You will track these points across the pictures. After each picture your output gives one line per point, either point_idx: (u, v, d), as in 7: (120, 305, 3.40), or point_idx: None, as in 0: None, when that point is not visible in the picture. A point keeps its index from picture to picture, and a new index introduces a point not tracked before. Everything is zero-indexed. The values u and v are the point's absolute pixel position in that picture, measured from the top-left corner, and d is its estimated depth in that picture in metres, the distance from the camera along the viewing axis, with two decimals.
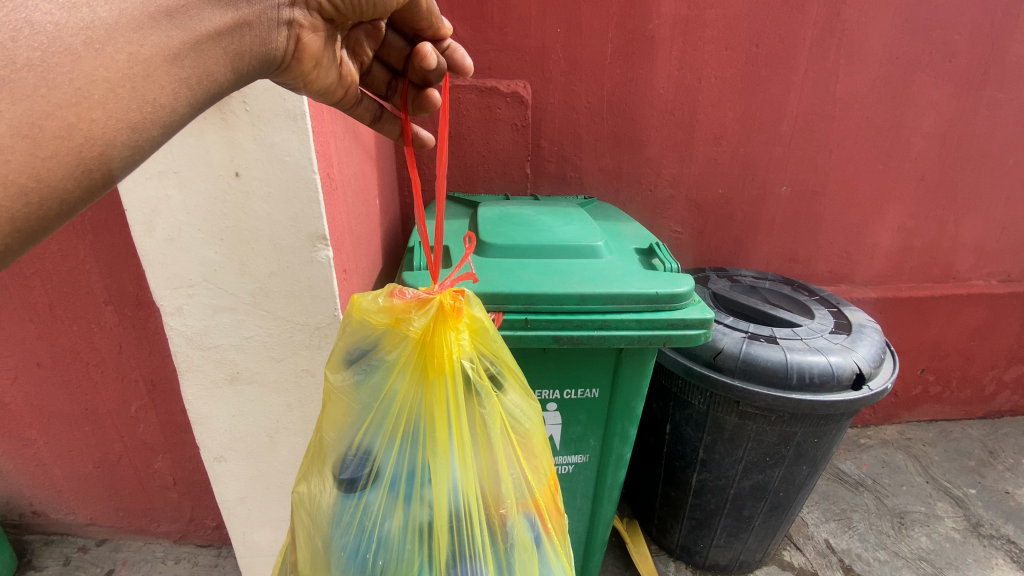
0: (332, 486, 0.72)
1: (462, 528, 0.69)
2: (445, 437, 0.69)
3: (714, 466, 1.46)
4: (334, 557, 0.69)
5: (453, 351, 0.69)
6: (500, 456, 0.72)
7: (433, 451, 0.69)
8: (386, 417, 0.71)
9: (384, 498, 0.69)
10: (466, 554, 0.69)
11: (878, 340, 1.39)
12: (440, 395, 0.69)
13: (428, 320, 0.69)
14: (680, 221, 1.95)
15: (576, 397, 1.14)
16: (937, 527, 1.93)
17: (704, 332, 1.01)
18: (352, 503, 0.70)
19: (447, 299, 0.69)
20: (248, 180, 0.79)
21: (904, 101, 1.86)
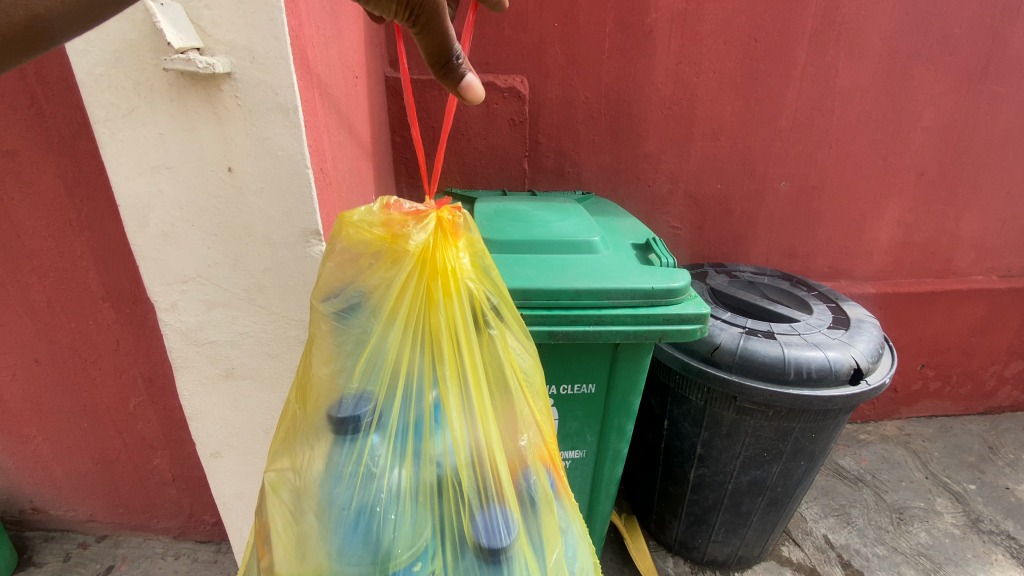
0: (333, 433, 0.70)
1: (480, 462, 0.69)
2: (453, 362, 0.72)
3: (712, 462, 1.46)
4: (343, 511, 0.66)
5: (454, 266, 0.74)
6: (509, 384, 0.76)
7: (444, 377, 0.71)
8: (389, 349, 0.72)
9: (397, 432, 0.69)
10: (487, 488, 0.69)
11: (877, 335, 1.39)
12: (448, 316, 0.72)
13: (427, 236, 0.74)
14: (678, 217, 1.94)
15: (573, 393, 1.14)
16: (937, 522, 1.92)
17: (700, 327, 1.01)
18: (359, 446, 0.69)
19: (446, 214, 0.75)
20: (241, 175, 0.79)
21: (904, 95, 1.85)
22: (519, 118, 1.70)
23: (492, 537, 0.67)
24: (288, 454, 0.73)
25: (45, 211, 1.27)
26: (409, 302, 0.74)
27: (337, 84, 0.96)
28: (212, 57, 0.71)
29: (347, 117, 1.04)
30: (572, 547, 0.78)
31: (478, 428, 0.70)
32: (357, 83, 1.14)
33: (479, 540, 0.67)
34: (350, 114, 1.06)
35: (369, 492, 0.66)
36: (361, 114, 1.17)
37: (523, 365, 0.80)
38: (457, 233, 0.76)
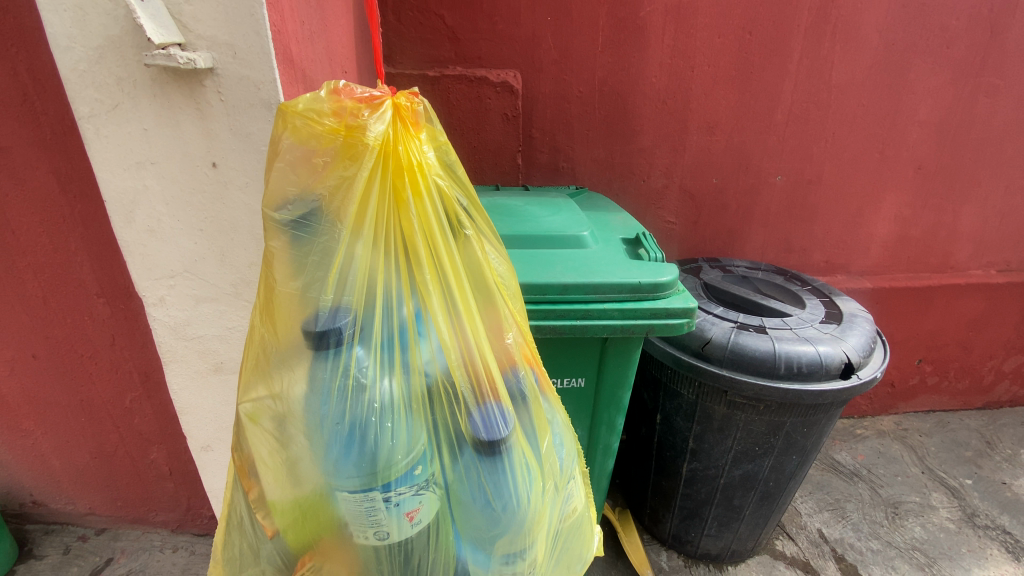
0: (313, 346, 0.70)
1: (469, 360, 0.74)
2: (431, 262, 0.74)
3: (704, 456, 1.46)
4: (339, 418, 0.70)
5: (418, 156, 0.74)
6: (485, 279, 0.79)
7: (424, 280, 0.73)
8: (365, 256, 0.72)
9: (383, 336, 0.72)
10: (477, 383, 0.74)
11: (869, 329, 1.38)
12: (420, 214, 0.74)
13: (387, 126, 0.71)
14: (674, 212, 1.94)
15: (563, 387, 1.14)
16: (932, 517, 1.93)
17: (687, 321, 1.01)
18: (343, 355, 0.70)
19: (402, 100, 0.72)
20: (226, 171, 0.79)
21: (901, 88, 1.84)
22: (512, 112, 1.70)
23: (490, 430, 0.73)
24: (268, 382, 0.73)
25: (38, 207, 1.28)
26: (379, 210, 0.73)
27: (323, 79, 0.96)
28: (194, 52, 0.72)
29: None
30: (561, 435, 0.87)
31: (461, 329, 0.74)
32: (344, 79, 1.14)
33: (476, 436, 0.73)
34: None
35: (364, 403, 0.69)
36: None
37: (498, 261, 0.84)
38: (413, 121, 0.74)
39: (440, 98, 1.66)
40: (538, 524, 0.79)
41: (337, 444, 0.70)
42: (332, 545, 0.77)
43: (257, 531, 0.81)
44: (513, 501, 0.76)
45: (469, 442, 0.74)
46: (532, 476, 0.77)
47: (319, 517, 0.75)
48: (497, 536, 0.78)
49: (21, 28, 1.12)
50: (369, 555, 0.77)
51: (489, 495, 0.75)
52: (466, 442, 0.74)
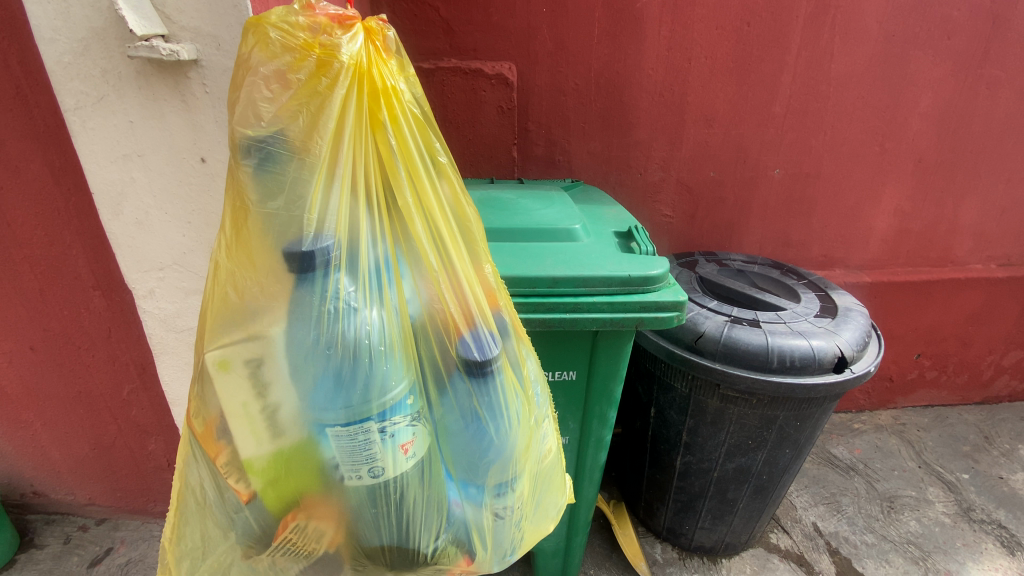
0: (293, 279, 0.67)
1: (458, 286, 0.76)
2: (416, 191, 0.74)
3: (697, 449, 1.47)
4: (327, 350, 0.67)
5: (393, 85, 0.72)
6: (465, 211, 0.80)
7: (411, 208, 0.74)
8: (348, 184, 0.70)
9: (371, 267, 0.71)
10: (467, 309, 0.76)
11: (864, 323, 1.38)
12: (400, 143, 0.74)
13: (362, 48, 0.68)
14: (671, 205, 1.93)
15: (554, 380, 1.15)
16: (928, 511, 1.93)
17: (677, 315, 1.00)
18: (326, 287, 0.67)
19: (373, 24, 0.70)
20: (214, 164, 0.79)
21: (902, 80, 1.82)
22: (508, 105, 1.69)
23: (480, 352, 0.76)
24: (240, 324, 0.68)
25: (32, 199, 1.28)
26: (359, 139, 0.71)
27: None
28: (178, 43, 0.71)
29: None
30: (534, 365, 0.90)
31: (448, 256, 0.75)
32: None
33: (468, 361, 0.76)
34: None
35: (356, 332, 0.68)
36: None
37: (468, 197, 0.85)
38: (383, 48, 0.72)
39: (435, 90, 1.66)
40: (526, 450, 0.84)
41: (328, 379, 0.68)
42: (318, 495, 0.75)
43: (227, 498, 0.76)
44: (507, 424, 0.80)
45: (462, 368, 0.77)
46: (517, 396, 0.82)
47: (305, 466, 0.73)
48: (489, 464, 0.81)
49: (12, 21, 1.12)
50: (361, 501, 0.75)
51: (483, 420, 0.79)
52: (457, 368, 0.77)
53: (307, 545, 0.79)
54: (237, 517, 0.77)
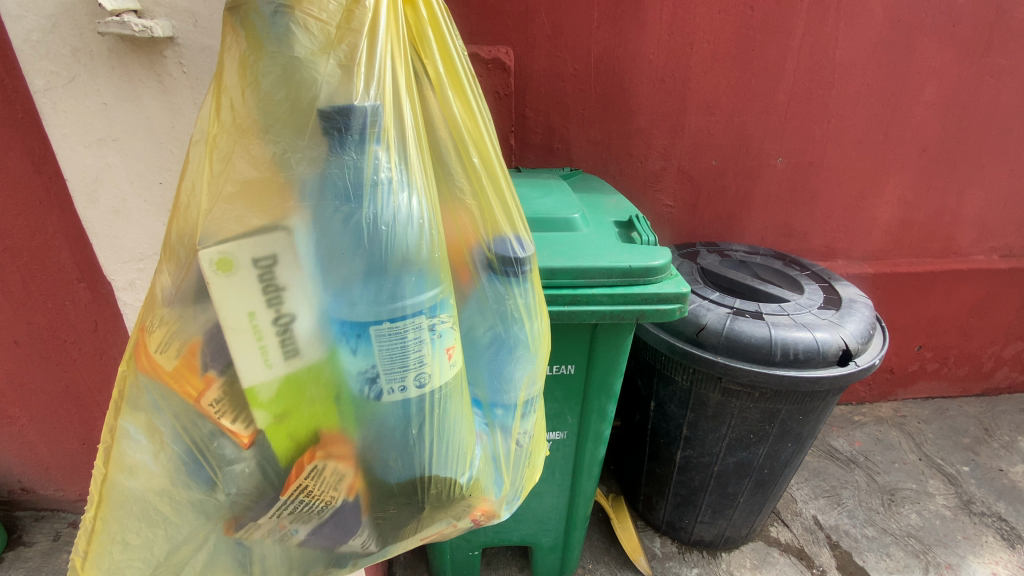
0: (332, 154, 0.59)
1: (494, 183, 0.74)
2: (451, 82, 0.71)
3: (698, 443, 1.44)
4: (373, 235, 0.62)
5: None
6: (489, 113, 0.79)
7: (447, 99, 0.71)
8: (388, 57, 0.64)
9: (414, 153, 0.66)
10: (499, 211, 0.75)
11: (869, 315, 1.35)
12: (435, 30, 0.70)
13: None
14: (671, 195, 1.89)
15: (552, 374, 1.12)
16: (928, 504, 1.91)
17: (679, 307, 0.96)
18: (372, 166, 0.61)
19: None
20: None
21: (908, 67, 1.78)
22: (505, 91, 1.62)
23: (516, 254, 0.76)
24: (247, 217, 0.58)
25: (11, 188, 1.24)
26: (392, 13, 0.66)
27: None
28: (151, 19, 0.67)
29: None
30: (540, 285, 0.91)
31: (484, 151, 0.73)
32: None
33: (496, 260, 0.75)
34: None
35: (404, 217, 0.63)
36: None
37: None
38: None
39: None
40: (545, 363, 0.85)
41: (374, 270, 0.62)
42: (338, 423, 0.68)
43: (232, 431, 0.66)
44: (537, 329, 0.81)
45: (486, 269, 0.76)
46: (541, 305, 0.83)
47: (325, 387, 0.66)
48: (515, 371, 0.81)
49: None
50: (387, 426, 0.69)
51: (511, 323, 0.78)
52: (481, 268, 0.76)
53: (319, 496, 0.70)
54: (225, 471, 0.69)
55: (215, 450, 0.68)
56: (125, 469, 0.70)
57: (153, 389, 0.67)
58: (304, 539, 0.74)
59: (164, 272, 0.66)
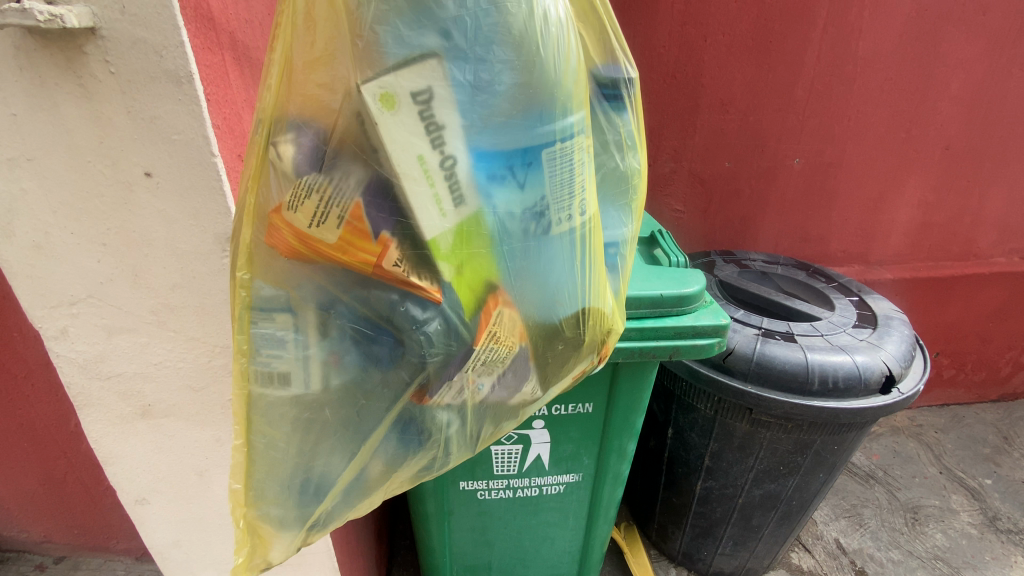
0: None
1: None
2: None
3: (721, 474, 1.32)
4: (526, 42, 0.55)
5: None
6: None
7: None
8: None
9: None
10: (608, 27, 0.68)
11: (908, 334, 1.23)
12: None
13: None
14: (682, 200, 1.76)
15: (567, 413, 0.98)
16: (953, 522, 1.81)
17: (718, 341, 0.83)
18: None
19: None
20: (163, 184, 0.61)
21: (933, 60, 1.66)
22: None
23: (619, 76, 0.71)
24: (401, 40, 0.52)
25: None
26: None
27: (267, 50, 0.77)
28: (65, 5, 0.52)
29: None
30: None
31: None
32: None
33: (609, 82, 0.70)
34: None
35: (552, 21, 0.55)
36: None
37: None
38: None
39: None
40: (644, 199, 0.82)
41: (530, 90, 0.56)
42: (506, 276, 0.62)
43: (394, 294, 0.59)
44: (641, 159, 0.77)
45: (599, 93, 0.70)
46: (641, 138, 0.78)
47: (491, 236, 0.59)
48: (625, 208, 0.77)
49: None
50: (550, 263, 0.63)
51: (623, 155, 0.74)
52: (597, 96, 0.70)
53: (505, 347, 0.64)
54: (409, 336, 0.61)
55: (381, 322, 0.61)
56: (282, 379, 0.62)
57: (298, 269, 0.58)
58: (487, 396, 0.68)
59: (271, 134, 0.54)
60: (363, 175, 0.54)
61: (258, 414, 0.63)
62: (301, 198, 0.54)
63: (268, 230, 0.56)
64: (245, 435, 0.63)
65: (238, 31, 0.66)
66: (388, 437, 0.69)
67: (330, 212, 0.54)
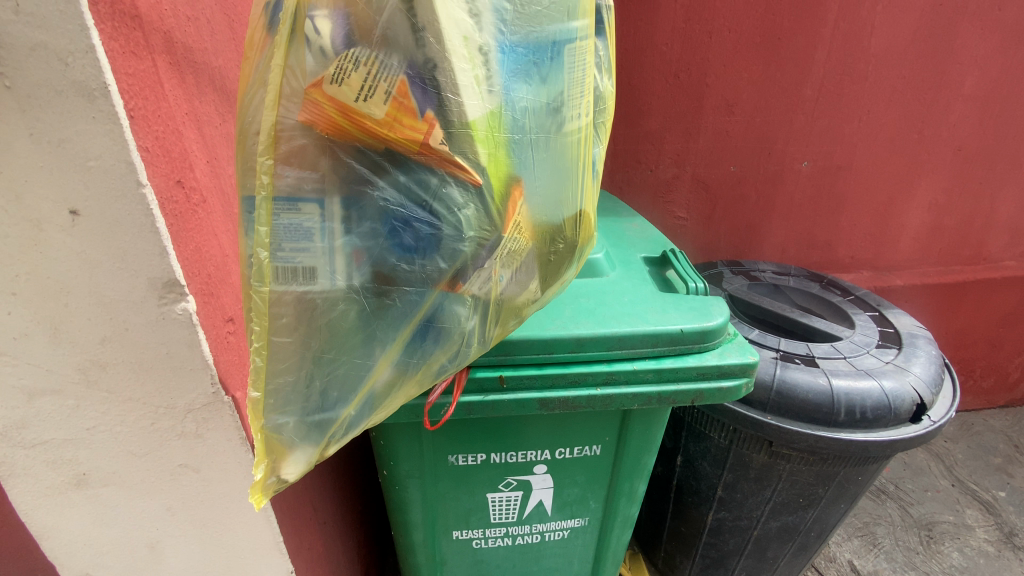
0: None
1: None
2: None
3: (735, 506, 1.23)
4: None
5: None
6: None
7: None
8: None
9: None
10: None
11: (935, 354, 1.14)
12: None
13: None
14: (685, 206, 1.66)
15: (572, 457, 0.88)
16: (969, 539, 1.74)
17: (746, 382, 0.73)
18: None
19: None
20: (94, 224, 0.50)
21: (947, 57, 1.57)
22: None
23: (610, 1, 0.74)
24: None
25: None
26: None
27: (220, 52, 0.65)
28: None
29: None
30: None
31: None
32: None
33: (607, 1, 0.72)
34: None
35: None
36: None
37: None
38: None
39: None
40: None
41: None
42: (527, 167, 0.57)
43: (430, 180, 0.53)
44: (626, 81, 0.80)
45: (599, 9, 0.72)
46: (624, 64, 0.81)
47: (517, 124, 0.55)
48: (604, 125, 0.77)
49: None
50: (567, 162, 0.62)
51: (597, 74, 0.70)
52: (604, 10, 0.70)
53: (524, 232, 0.58)
54: (443, 225, 0.54)
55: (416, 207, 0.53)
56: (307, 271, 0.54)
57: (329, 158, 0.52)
58: (510, 295, 0.61)
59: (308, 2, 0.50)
60: (411, 40, 0.49)
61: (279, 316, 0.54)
62: (345, 70, 0.49)
63: (309, 108, 0.51)
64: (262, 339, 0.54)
65: (178, 29, 0.54)
66: (415, 346, 0.60)
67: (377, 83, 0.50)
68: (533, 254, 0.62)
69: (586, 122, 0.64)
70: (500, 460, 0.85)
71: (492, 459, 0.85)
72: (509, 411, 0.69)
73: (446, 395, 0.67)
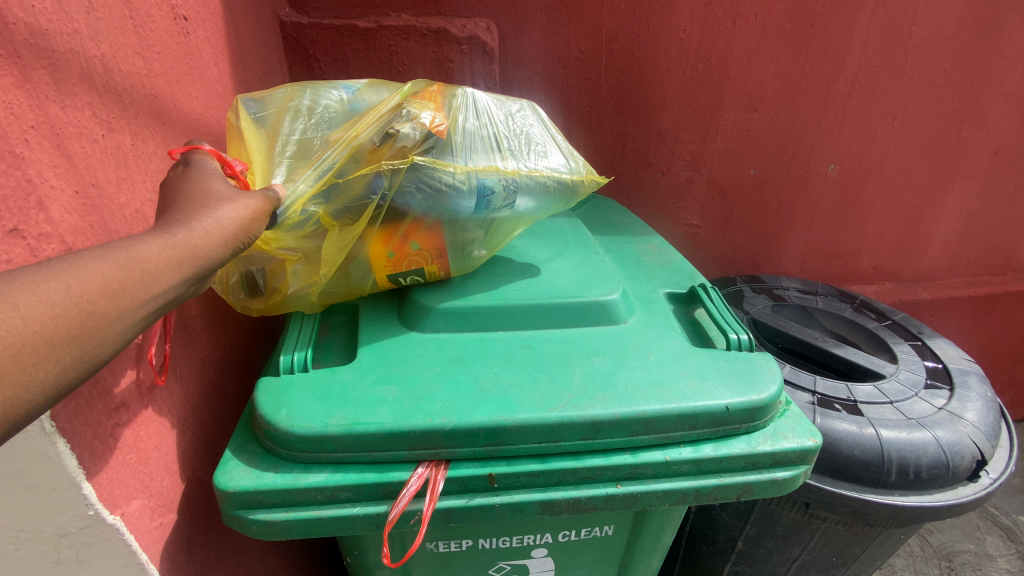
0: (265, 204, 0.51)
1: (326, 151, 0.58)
2: None
3: (757, 561, 1.03)
4: (306, 142, 0.63)
5: None
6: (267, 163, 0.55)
7: None
8: None
9: None
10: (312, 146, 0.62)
11: (990, 395, 0.99)
12: None
13: None
14: (698, 213, 1.50)
15: (579, 539, 0.71)
16: (993, 571, 1.57)
17: (802, 472, 0.58)
18: None
19: None
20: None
21: (992, 50, 1.40)
22: (487, 82, 1.16)
23: (315, 88, 0.69)
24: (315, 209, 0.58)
25: None
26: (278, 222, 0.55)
27: (100, 33, 0.49)
28: None
29: (146, 99, 0.56)
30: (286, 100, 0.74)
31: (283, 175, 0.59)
32: (186, 44, 0.67)
33: (242, 106, 0.66)
34: (151, 91, 0.57)
35: None
36: (199, 96, 0.69)
37: None
38: None
39: (378, 63, 1.11)
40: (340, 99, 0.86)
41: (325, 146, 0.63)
42: (378, 96, 0.69)
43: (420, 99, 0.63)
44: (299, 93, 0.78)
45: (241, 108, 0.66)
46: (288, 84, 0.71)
47: (347, 87, 0.70)
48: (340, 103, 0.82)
49: None
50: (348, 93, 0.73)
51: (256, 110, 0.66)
52: (255, 107, 0.66)
53: (390, 86, 0.73)
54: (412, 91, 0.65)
55: (420, 94, 0.64)
56: (495, 153, 0.64)
57: (443, 145, 0.60)
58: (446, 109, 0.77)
59: (319, 182, 0.57)
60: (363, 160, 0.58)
61: (528, 170, 0.64)
62: (391, 151, 0.57)
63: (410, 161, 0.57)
64: (537, 171, 0.65)
65: (16, 6, 0.39)
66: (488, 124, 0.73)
67: (349, 123, 0.63)
68: (382, 81, 0.74)
69: (309, 85, 0.70)
70: (490, 545, 0.68)
71: (480, 544, 0.68)
72: (502, 517, 0.53)
73: (422, 499, 0.51)
